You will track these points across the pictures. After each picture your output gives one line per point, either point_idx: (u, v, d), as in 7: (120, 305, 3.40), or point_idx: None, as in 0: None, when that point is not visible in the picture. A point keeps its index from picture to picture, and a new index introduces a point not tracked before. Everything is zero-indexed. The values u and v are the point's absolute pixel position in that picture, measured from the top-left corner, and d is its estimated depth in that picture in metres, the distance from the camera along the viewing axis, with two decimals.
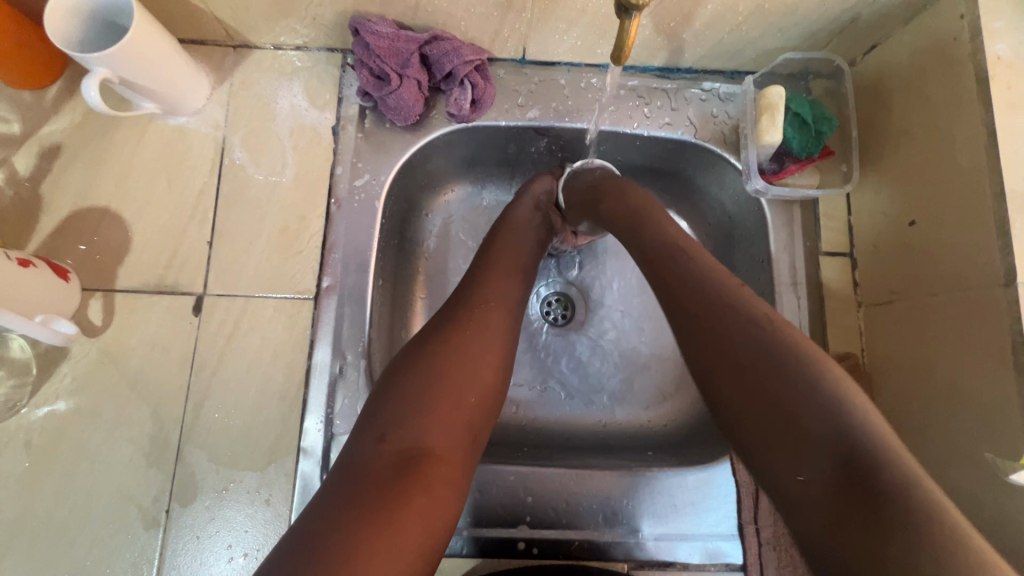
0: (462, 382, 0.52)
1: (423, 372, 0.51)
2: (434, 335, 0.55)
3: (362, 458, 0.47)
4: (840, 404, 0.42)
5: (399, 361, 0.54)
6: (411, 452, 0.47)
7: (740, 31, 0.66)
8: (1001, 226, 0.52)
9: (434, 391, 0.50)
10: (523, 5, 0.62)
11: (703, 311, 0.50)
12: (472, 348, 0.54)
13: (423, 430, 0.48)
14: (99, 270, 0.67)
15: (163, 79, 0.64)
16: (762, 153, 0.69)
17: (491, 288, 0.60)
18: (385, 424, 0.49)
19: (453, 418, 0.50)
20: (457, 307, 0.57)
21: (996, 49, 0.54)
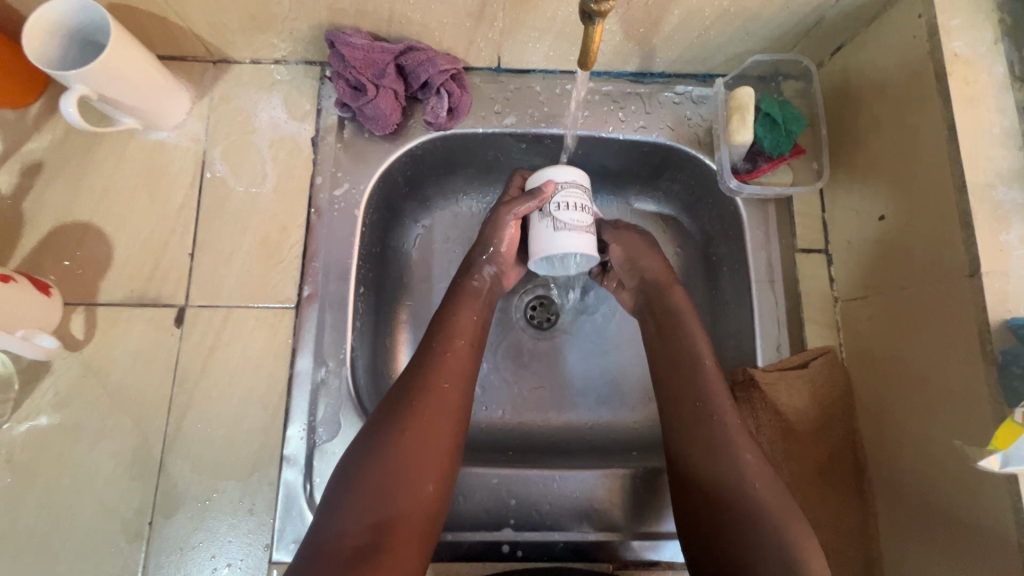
0: (419, 471, 0.52)
1: (382, 459, 0.52)
2: (393, 415, 0.55)
3: (326, 543, 0.48)
4: (787, 533, 0.51)
5: (362, 439, 0.54)
6: (371, 541, 0.48)
7: (708, 36, 0.67)
8: (964, 218, 0.53)
9: (392, 481, 0.51)
10: (494, 14, 0.64)
11: (692, 423, 0.59)
12: (425, 431, 0.54)
13: (379, 518, 0.49)
14: (82, 284, 0.67)
15: (141, 95, 0.65)
16: (734, 153, 0.70)
17: (448, 360, 0.59)
18: (346, 508, 0.50)
19: (410, 502, 0.51)
20: (411, 381, 0.57)
21: (954, 46, 0.56)
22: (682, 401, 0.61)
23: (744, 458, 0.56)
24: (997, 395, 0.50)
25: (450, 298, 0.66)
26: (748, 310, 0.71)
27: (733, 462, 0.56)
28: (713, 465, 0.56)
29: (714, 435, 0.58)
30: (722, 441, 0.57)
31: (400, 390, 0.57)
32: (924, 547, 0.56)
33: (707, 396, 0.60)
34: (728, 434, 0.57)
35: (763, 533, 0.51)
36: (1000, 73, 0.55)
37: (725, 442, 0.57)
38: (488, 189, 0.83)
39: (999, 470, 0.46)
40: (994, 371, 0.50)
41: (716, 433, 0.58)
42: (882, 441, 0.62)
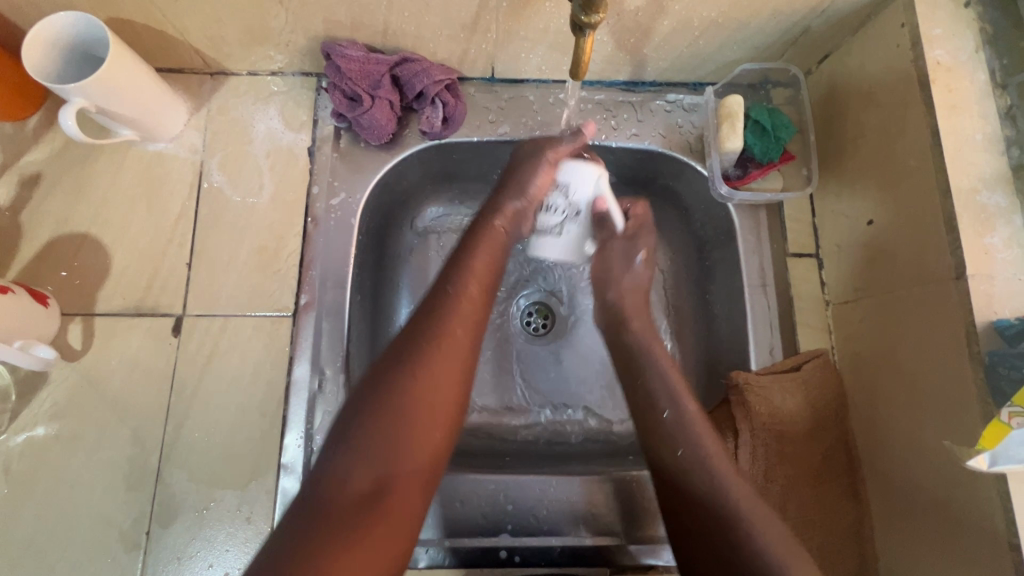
0: (424, 429, 0.48)
1: (388, 410, 0.47)
2: (401, 360, 0.49)
3: (327, 496, 0.44)
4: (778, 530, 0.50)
5: (370, 377, 0.49)
6: (371, 501, 0.45)
7: (698, 46, 0.69)
8: (949, 222, 0.54)
9: (398, 437, 0.47)
10: (487, 26, 0.65)
11: (668, 431, 0.58)
12: (436, 377, 0.49)
13: (382, 479, 0.45)
14: (80, 294, 0.67)
15: (140, 107, 0.66)
16: (725, 159, 0.71)
17: (466, 302, 0.53)
18: (347, 462, 0.45)
19: (414, 462, 0.47)
20: (424, 321, 0.51)
21: (936, 55, 0.57)
22: (661, 407, 0.60)
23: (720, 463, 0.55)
24: (985, 395, 0.50)
25: (466, 236, 0.58)
26: (741, 314, 0.72)
27: (706, 465, 0.55)
28: (689, 468, 0.55)
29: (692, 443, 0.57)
30: (697, 448, 0.56)
31: (408, 334, 0.51)
32: (918, 545, 0.57)
33: (685, 401, 0.60)
34: (704, 435, 0.57)
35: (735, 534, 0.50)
36: (981, 80, 0.57)
37: (696, 448, 0.56)
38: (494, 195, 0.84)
39: (987, 469, 0.47)
40: (981, 372, 0.51)
41: (690, 433, 0.57)
42: (874, 442, 0.63)
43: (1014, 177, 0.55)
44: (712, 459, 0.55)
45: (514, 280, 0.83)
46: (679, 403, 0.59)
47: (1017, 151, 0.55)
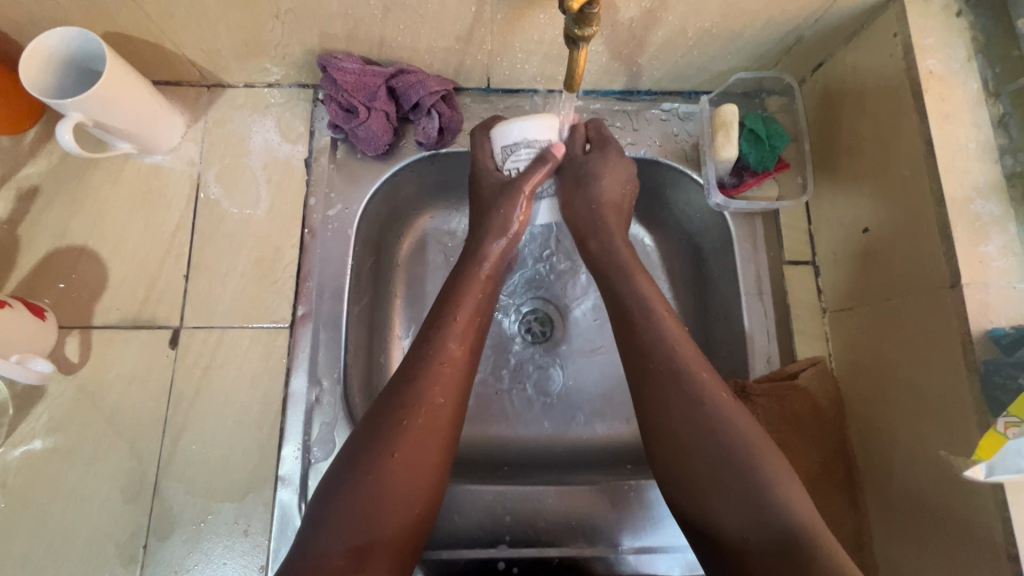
0: (403, 489, 0.51)
1: (369, 477, 0.50)
2: (381, 429, 0.52)
3: (310, 558, 0.47)
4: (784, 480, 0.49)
5: (353, 447, 0.52)
6: (349, 567, 0.47)
7: (692, 55, 0.69)
8: (943, 231, 0.54)
9: (378, 501, 0.49)
10: (483, 38, 0.65)
11: (670, 397, 0.55)
12: (416, 444, 0.52)
13: (360, 544, 0.48)
14: (77, 307, 0.67)
15: (137, 121, 0.66)
16: (720, 168, 0.71)
17: (445, 369, 0.57)
18: (329, 527, 0.48)
19: (391, 526, 0.50)
20: (406, 389, 0.55)
21: (928, 64, 0.58)
22: (657, 367, 0.57)
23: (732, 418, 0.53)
24: (980, 405, 0.50)
25: (450, 289, 0.63)
26: (739, 322, 0.72)
27: (710, 427, 0.53)
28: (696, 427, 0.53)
29: (694, 403, 0.54)
30: (686, 388, 0.55)
31: (391, 400, 0.54)
32: (915, 555, 0.57)
33: (683, 361, 0.56)
34: (711, 394, 0.54)
35: (747, 491, 0.50)
36: (974, 89, 0.57)
37: (713, 412, 0.53)
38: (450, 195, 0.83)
39: (984, 479, 0.47)
40: (977, 381, 0.51)
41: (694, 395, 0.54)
42: (872, 450, 0.62)
43: (1007, 185, 0.55)
44: (715, 417, 0.53)
45: (512, 287, 0.83)
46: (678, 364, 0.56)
47: (1011, 159, 0.56)
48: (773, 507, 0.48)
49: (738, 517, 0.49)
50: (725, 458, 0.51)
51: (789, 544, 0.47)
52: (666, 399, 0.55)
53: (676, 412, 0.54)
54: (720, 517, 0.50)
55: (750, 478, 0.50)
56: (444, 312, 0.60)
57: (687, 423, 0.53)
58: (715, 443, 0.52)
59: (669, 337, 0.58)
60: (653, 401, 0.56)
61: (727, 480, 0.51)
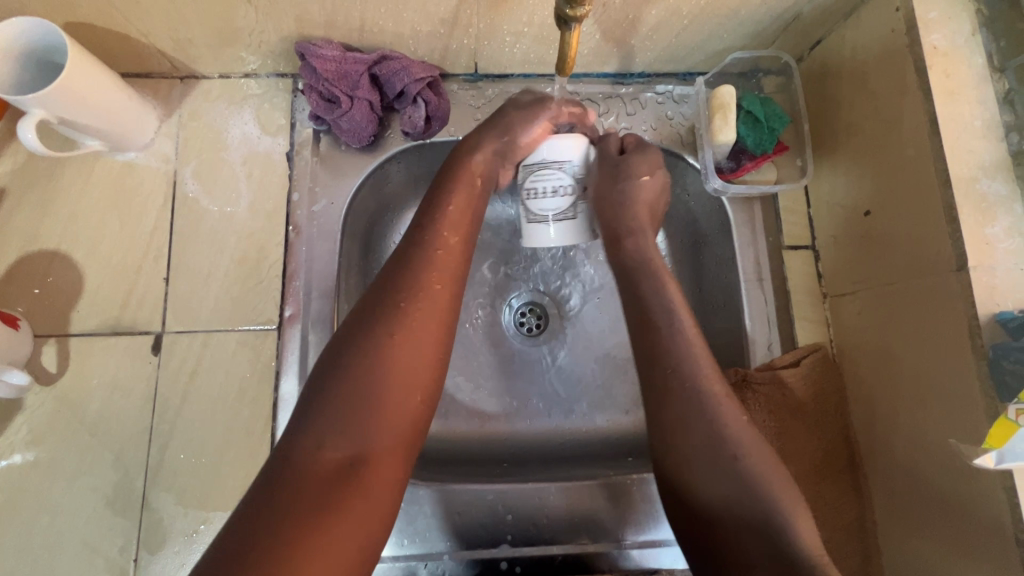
0: (401, 378, 0.48)
1: (361, 369, 0.47)
2: (374, 317, 0.50)
3: (301, 459, 0.44)
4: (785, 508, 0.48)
5: (336, 348, 0.49)
6: (346, 467, 0.44)
7: (686, 35, 0.66)
8: (949, 213, 0.53)
9: (376, 400, 0.46)
10: (468, 20, 0.62)
11: (679, 407, 0.53)
12: (411, 330, 0.49)
13: (357, 450, 0.45)
14: (53, 314, 0.65)
15: (106, 115, 0.62)
16: (718, 152, 0.69)
17: (440, 255, 0.54)
18: (319, 420, 0.45)
19: (392, 430, 0.47)
20: (395, 276, 0.52)
21: (932, 39, 0.55)
22: (683, 387, 0.53)
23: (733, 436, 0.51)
24: (989, 390, 0.49)
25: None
26: (739, 310, 0.71)
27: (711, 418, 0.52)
28: (699, 439, 0.51)
29: (704, 417, 0.52)
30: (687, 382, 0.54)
31: (384, 289, 0.52)
32: (912, 536, 0.57)
33: (696, 372, 0.54)
34: (721, 407, 0.52)
35: (753, 515, 0.48)
36: (979, 64, 0.55)
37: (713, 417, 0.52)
38: None
39: (994, 467, 0.47)
40: (985, 365, 0.50)
41: (704, 403, 0.52)
42: (876, 438, 0.62)
43: (1014, 163, 0.53)
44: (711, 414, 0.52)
45: (506, 281, 0.81)
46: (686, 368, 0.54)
47: (1017, 137, 0.54)
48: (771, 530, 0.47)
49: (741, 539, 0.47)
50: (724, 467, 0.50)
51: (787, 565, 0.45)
52: (674, 407, 0.53)
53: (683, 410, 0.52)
54: (714, 517, 0.49)
55: (733, 473, 0.49)
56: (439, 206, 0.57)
57: (691, 431, 0.52)
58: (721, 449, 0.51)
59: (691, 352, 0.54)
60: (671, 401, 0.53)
61: (725, 486, 0.49)
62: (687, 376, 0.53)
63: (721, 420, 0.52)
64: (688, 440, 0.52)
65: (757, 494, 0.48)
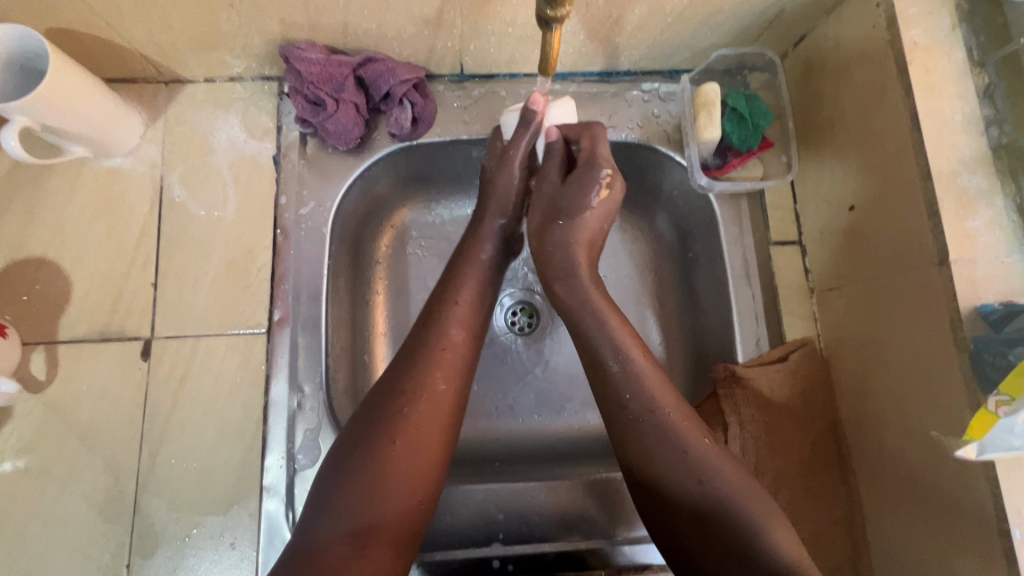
0: (404, 479, 0.50)
1: (368, 469, 0.49)
2: (380, 420, 0.51)
3: (314, 544, 0.46)
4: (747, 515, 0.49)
5: (348, 444, 0.51)
6: (349, 554, 0.46)
7: (670, 33, 0.67)
8: (931, 207, 0.53)
9: (379, 488, 0.48)
10: (452, 21, 0.62)
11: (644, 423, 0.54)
12: (415, 433, 0.51)
13: (358, 528, 0.47)
14: (41, 321, 0.64)
15: (90, 122, 0.62)
16: (703, 150, 0.70)
17: (446, 353, 0.56)
18: (328, 514, 0.47)
19: (393, 506, 0.49)
20: (401, 380, 0.54)
21: (912, 34, 0.56)
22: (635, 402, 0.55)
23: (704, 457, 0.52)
24: (970, 381, 0.50)
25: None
26: (727, 305, 0.71)
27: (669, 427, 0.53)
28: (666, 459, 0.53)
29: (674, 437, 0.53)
30: (640, 386, 0.55)
31: (390, 390, 0.53)
32: (902, 527, 0.58)
33: (656, 397, 0.54)
34: (684, 429, 0.53)
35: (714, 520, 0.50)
36: (959, 59, 0.55)
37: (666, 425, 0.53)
38: (431, 188, 0.80)
39: (976, 458, 0.47)
40: (967, 359, 0.50)
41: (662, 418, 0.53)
42: (863, 432, 0.62)
43: (992, 157, 0.54)
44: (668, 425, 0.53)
45: None
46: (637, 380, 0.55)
47: (997, 131, 0.54)
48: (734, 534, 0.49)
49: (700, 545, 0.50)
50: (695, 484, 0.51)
51: None
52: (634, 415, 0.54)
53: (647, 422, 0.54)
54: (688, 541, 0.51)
55: (705, 495, 0.50)
56: (447, 297, 0.60)
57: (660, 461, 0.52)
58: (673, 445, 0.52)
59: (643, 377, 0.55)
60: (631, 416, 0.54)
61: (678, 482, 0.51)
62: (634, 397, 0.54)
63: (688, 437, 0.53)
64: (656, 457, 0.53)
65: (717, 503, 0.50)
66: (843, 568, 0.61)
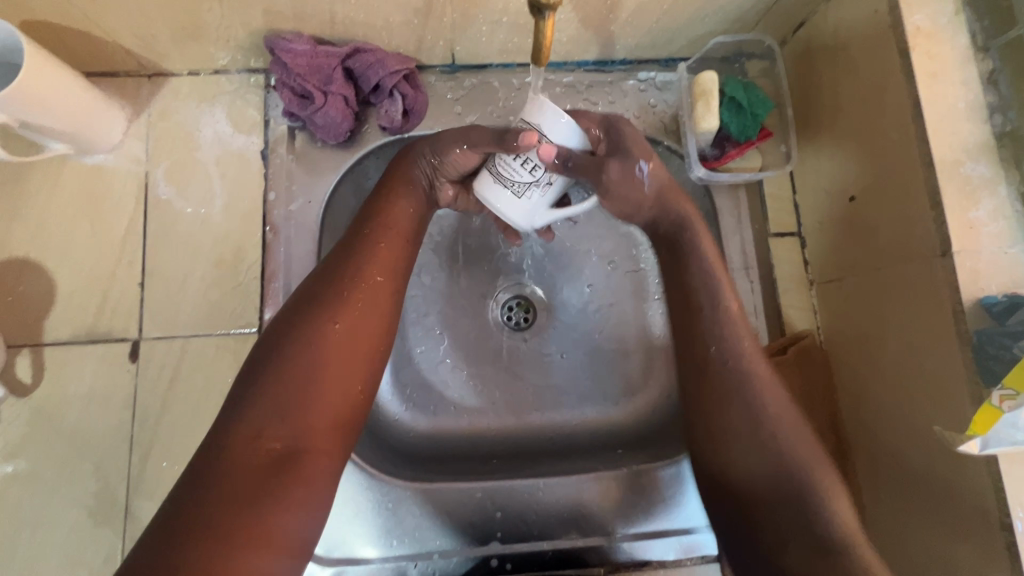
0: (338, 370, 0.49)
1: (298, 372, 0.47)
2: (310, 324, 0.49)
3: (241, 448, 0.44)
4: (817, 482, 0.50)
5: (272, 347, 0.49)
6: (286, 453, 0.45)
7: (666, 20, 0.65)
8: (934, 198, 0.52)
9: (310, 392, 0.47)
10: (442, 10, 0.60)
11: (727, 401, 0.54)
12: (353, 323, 0.51)
13: (296, 434, 0.46)
14: (25, 324, 0.63)
15: (70, 117, 0.60)
16: (701, 140, 0.68)
17: (378, 256, 0.54)
18: (253, 415, 0.45)
19: (328, 398, 0.48)
20: (331, 282, 0.52)
21: (915, 20, 0.54)
22: (715, 357, 0.55)
23: (780, 434, 0.52)
24: (973, 376, 0.49)
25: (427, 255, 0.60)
26: None
27: (745, 376, 0.54)
28: (758, 438, 0.52)
29: (744, 434, 0.53)
30: (730, 346, 0.55)
31: (321, 295, 0.51)
32: (902, 520, 0.57)
33: (735, 343, 0.55)
34: (764, 384, 0.54)
35: (787, 483, 0.50)
36: (962, 44, 0.54)
37: (741, 374, 0.54)
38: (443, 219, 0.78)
39: (979, 453, 0.46)
40: (970, 352, 0.49)
41: (756, 408, 0.53)
42: (863, 425, 0.62)
43: (996, 145, 0.53)
44: (757, 388, 0.53)
45: (490, 275, 0.79)
46: (730, 334, 0.56)
47: (1001, 118, 0.53)
48: (807, 507, 0.49)
49: (767, 499, 0.50)
50: (795, 491, 0.50)
51: (822, 548, 0.47)
52: (728, 413, 0.54)
53: (734, 419, 0.53)
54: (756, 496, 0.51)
55: (786, 466, 0.50)
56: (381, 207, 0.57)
57: (735, 414, 0.53)
58: (746, 398, 0.53)
59: (731, 334, 0.56)
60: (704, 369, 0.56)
61: (749, 449, 0.52)
62: (721, 368, 0.55)
63: (775, 424, 0.52)
64: (740, 453, 0.53)
65: (808, 494, 0.49)
66: None
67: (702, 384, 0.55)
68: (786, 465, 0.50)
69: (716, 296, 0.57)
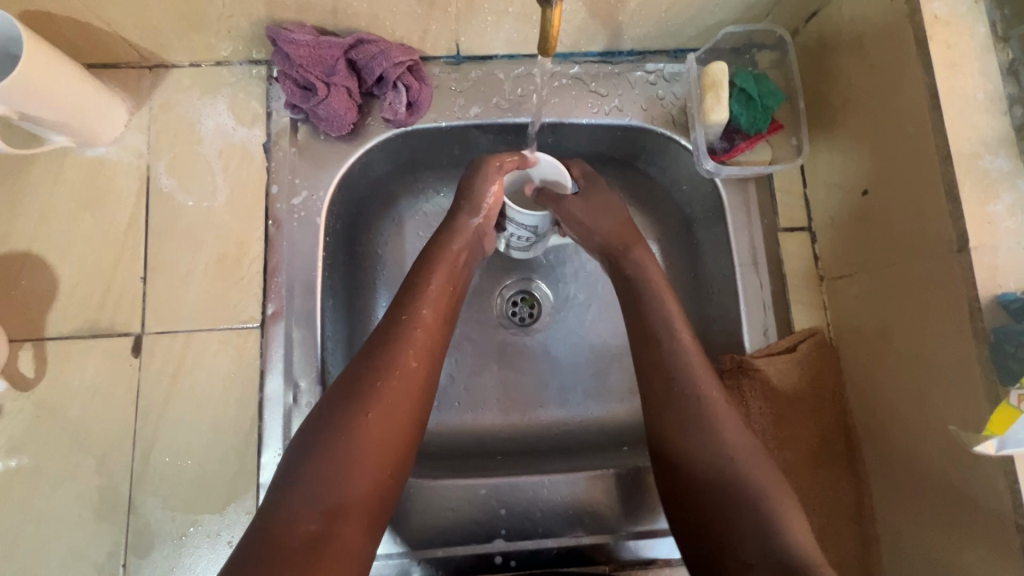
0: (372, 456, 0.48)
1: (339, 439, 0.47)
2: (355, 393, 0.50)
3: (281, 522, 0.43)
4: (775, 503, 0.48)
5: (319, 417, 0.49)
6: (320, 535, 0.43)
7: (676, 10, 0.64)
8: (950, 191, 0.50)
9: (353, 462, 0.47)
10: (446, 0, 0.59)
11: (678, 420, 0.53)
12: (389, 410, 0.49)
13: (330, 505, 0.45)
14: (29, 317, 0.63)
15: (70, 110, 0.59)
16: (710, 132, 0.67)
17: (418, 333, 0.54)
18: (296, 490, 0.45)
19: (361, 484, 0.47)
20: (379, 351, 0.52)
21: (933, 8, 0.53)
22: (672, 382, 0.55)
23: (724, 439, 0.51)
24: (990, 374, 0.48)
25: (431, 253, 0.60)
26: (733, 295, 0.69)
27: (691, 392, 0.54)
28: (714, 462, 0.51)
29: (694, 456, 0.51)
30: (671, 363, 0.56)
31: (366, 365, 0.52)
32: (914, 520, 0.56)
33: (681, 361, 0.56)
34: (709, 399, 0.53)
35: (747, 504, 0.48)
36: (981, 33, 0.52)
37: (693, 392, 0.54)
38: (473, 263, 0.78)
39: (995, 453, 0.46)
40: (987, 350, 0.48)
41: (707, 430, 0.52)
42: (875, 424, 0.61)
43: (1017, 138, 0.51)
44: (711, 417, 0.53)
45: (495, 270, 0.79)
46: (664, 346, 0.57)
47: (1021, 110, 0.51)
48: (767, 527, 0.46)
49: (736, 524, 0.48)
50: (740, 504, 0.48)
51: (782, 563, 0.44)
52: (670, 433, 0.53)
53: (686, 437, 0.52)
54: (729, 525, 0.48)
55: (740, 489, 0.49)
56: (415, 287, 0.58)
57: (690, 428, 0.52)
58: (694, 420, 0.53)
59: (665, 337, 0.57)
60: (657, 392, 0.55)
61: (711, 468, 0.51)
62: (664, 372, 0.56)
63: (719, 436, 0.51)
64: (697, 465, 0.51)
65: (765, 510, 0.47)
66: (852, 562, 0.60)
67: (666, 401, 0.55)
68: (733, 484, 0.49)
69: (649, 310, 0.59)
